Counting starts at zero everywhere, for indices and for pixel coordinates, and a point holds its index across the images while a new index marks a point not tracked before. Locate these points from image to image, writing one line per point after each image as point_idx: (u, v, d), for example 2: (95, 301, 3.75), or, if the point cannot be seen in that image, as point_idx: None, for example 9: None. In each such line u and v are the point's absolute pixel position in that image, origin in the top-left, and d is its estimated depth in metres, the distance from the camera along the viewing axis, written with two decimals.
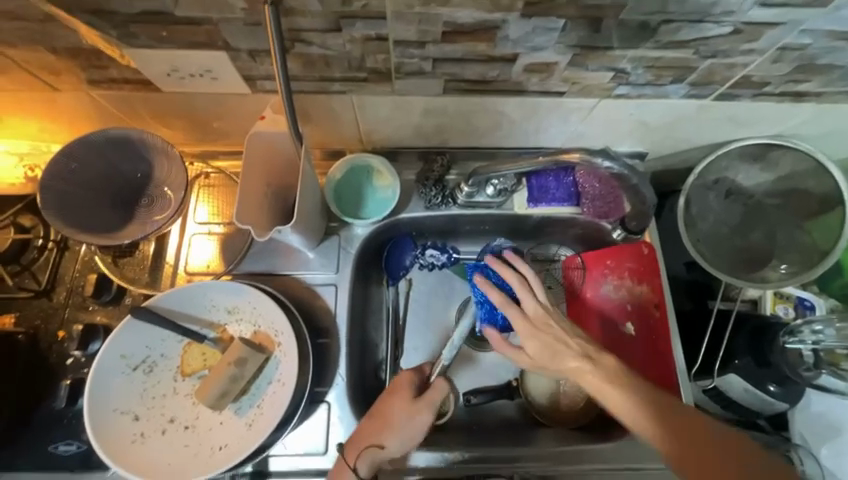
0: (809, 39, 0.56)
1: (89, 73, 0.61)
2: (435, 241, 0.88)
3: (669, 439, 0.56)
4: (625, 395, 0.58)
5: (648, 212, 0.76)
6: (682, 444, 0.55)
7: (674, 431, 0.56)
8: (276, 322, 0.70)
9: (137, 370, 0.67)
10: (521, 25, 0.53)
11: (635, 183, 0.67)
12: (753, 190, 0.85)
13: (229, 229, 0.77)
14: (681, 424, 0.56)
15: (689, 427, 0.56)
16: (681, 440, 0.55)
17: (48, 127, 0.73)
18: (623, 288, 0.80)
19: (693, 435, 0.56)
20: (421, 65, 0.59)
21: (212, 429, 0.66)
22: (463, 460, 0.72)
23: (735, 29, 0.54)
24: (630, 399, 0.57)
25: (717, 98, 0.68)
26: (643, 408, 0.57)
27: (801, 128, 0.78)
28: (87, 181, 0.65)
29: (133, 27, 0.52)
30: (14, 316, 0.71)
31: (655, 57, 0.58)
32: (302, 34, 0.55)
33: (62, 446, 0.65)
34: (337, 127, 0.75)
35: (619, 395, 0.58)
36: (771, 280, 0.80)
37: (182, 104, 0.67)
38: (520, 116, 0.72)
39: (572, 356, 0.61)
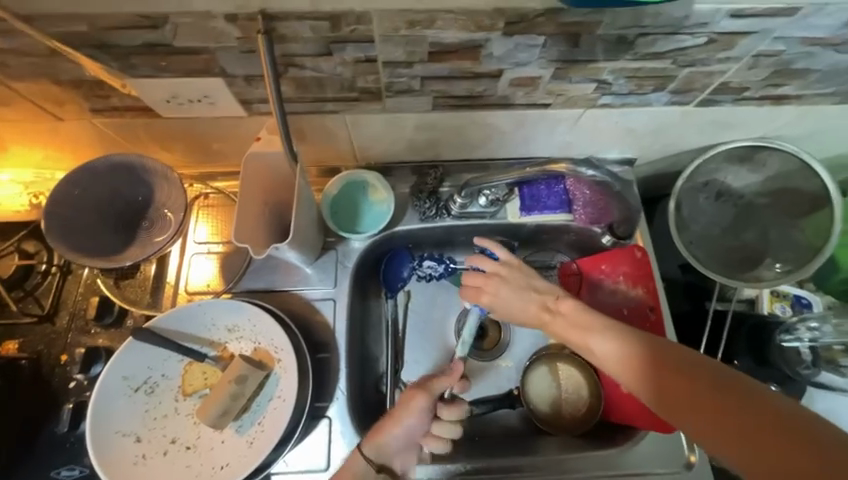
0: (782, 46, 0.58)
1: (91, 103, 0.63)
2: (432, 253, 0.89)
3: (660, 380, 0.55)
4: (613, 345, 0.59)
5: (634, 216, 0.82)
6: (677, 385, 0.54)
7: (665, 373, 0.55)
8: (276, 338, 0.71)
9: (138, 391, 0.67)
10: (503, 42, 0.55)
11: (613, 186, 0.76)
12: (744, 191, 0.87)
13: (227, 248, 0.79)
14: (670, 364, 0.55)
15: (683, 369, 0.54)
16: (671, 381, 0.54)
17: (51, 155, 0.75)
18: (619, 293, 0.81)
19: (687, 375, 0.53)
20: (410, 84, 0.61)
21: (214, 448, 0.66)
22: (466, 471, 0.72)
23: (709, 40, 0.56)
24: (612, 346, 0.59)
25: (699, 104, 0.70)
26: (628, 352, 0.58)
27: (785, 130, 0.80)
28: (90, 206, 0.66)
29: (134, 59, 0.55)
30: (17, 341, 0.72)
31: (636, 68, 0.61)
32: (294, 59, 0.57)
33: (64, 471, 0.65)
34: (332, 145, 0.77)
35: (606, 345, 0.60)
36: (766, 279, 0.81)
37: (181, 128, 0.69)
38: (509, 128, 0.74)
39: (530, 305, 0.68)
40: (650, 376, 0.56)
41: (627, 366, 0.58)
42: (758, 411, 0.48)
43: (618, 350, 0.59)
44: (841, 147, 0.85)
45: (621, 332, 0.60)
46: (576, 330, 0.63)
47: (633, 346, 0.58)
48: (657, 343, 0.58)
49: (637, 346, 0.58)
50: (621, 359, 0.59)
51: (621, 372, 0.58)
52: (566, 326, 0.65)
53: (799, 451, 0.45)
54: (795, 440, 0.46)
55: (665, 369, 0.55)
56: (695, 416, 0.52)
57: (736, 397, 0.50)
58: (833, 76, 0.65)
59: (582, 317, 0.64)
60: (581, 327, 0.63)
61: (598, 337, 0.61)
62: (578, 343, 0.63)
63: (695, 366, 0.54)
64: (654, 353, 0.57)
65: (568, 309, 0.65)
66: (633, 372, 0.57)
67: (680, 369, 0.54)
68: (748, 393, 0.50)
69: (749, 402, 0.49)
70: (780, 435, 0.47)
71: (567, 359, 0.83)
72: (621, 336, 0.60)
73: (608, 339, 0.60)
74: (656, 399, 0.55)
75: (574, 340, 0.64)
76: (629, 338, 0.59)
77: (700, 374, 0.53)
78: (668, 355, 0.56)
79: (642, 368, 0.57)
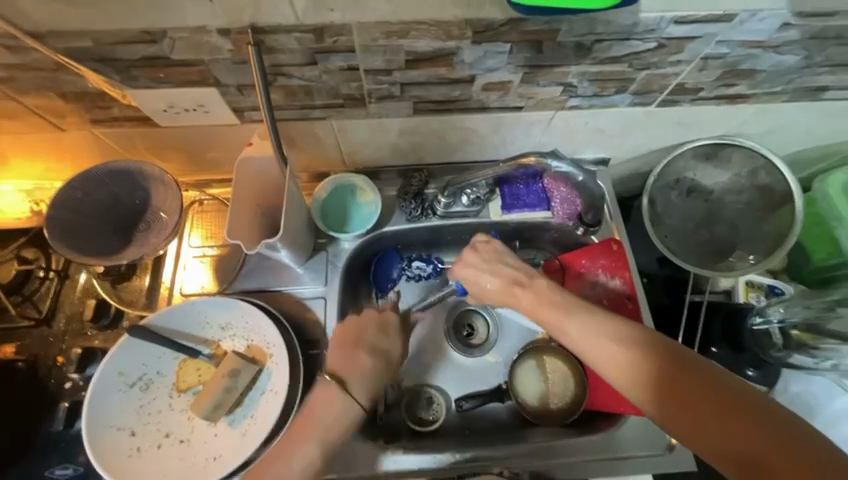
0: (726, 49, 0.64)
1: (92, 114, 0.68)
2: (420, 253, 0.93)
3: (635, 366, 0.55)
4: (581, 327, 0.60)
5: (599, 204, 0.85)
6: (651, 371, 0.54)
7: (641, 359, 0.55)
8: (268, 334, 0.73)
9: (133, 387, 0.69)
10: (473, 50, 0.61)
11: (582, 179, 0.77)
12: (713, 187, 0.91)
13: (221, 251, 0.82)
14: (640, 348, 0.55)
15: (656, 354, 0.54)
16: (637, 364, 0.55)
17: (51, 166, 0.79)
18: (599, 285, 0.84)
19: (659, 363, 0.54)
20: (390, 90, 0.67)
21: (206, 442, 0.68)
22: (457, 461, 0.73)
23: (659, 44, 0.62)
24: (588, 331, 0.59)
25: (660, 105, 0.76)
26: (604, 337, 0.58)
27: (745, 128, 0.86)
28: (90, 209, 0.70)
29: (134, 71, 0.60)
30: (16, 344, 0.74)
31: (597, 71, 0.66)
32: (283, 68, 0.62)
33: (58, 470, 0.67)
34: (321, 151, 0.81)
35: (582, 331, 0.60)
36: (739, 268, 0.86)
37: (177, 137, 0.73)
38: (486, 131, 0.79)
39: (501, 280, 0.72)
40: (627, 363, 0.55)
41: (603, 352, 0.57)
42: (716, 394, 0.50)
43: (587, 331, 0.59)
44: (799, 143, 0.91)
45: (595, 317, 0.61)
46: (545, 308, 0.65)
47: (610, 330, 0.58)
48: (619, 321, 0.59)
49: (606, 328, 0.59)
50: (589, 340, 0.59)
51: (594, 356, 0.58)
52: (535, 302, 0.67)
53: (756, 432, 0.47)
54: (752, 423, 0.48)
55: (631, 348, 0.56)
56: (663, 401, 0.52)
57: (705, 384, 0.51)
58: (779, 75, 0.71)
59: (552, 295, 0.66)
60: (556, 310, 0.64)
61: (574, 321, 0.61)
62: (553, 325, 0.64)
63: (667, 351, 0.54)
64: (631, 338, 0.56)
65: (540, 286, 0.68)
66: (608, 358, 0.56)
67: (653, 355, 0.54)
68: (715, 379, 0.51)
69: (715, 388, 0.50)
70: (741, 418, 0.48)
71: (552, 351, 0.86)
72: (598, 322, 0.60)
73: (583, 322, 0.60)
74: (629, 385, 0.55)
75: (548, 323, 0.64)
76: (603, 322, 0.59)
77: (669, 358, 0.54)
78: (643, 341, 0.56)
79: (619, 353, 0.56)
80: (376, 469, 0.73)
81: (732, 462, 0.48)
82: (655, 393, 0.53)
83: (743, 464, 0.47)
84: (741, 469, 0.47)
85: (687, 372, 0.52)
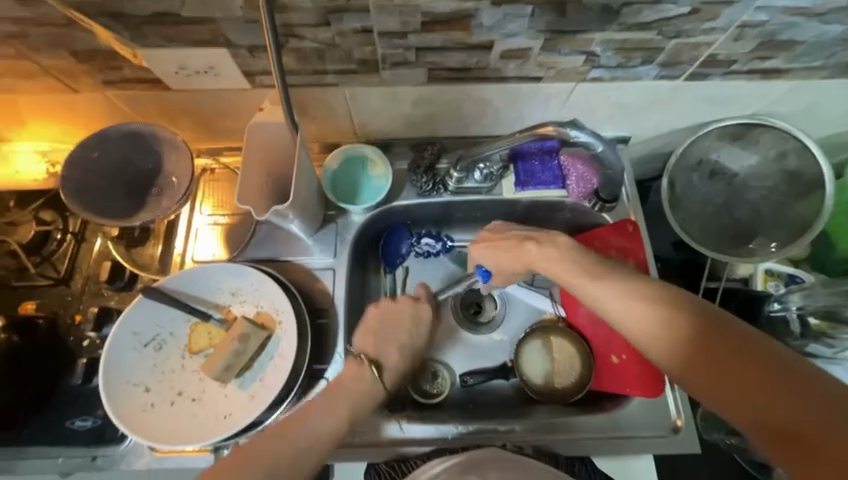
0: (765, 16, 0.60)
1: (104, 74, 0.67)
2: (430, 230, 0.91)
3: (669, 330, 0.52)
4: (601, 287, 0.59)
5: (618, 178, 0.78)
6: (682, 336, 0.51)
7: (674, 324, 0.52)
8: (277, 301, 0.74)
9: (147, 347, 0.72)
10: (493, 12, 0.59)
11: (601, 151, 0.72)
12: (739, 170, 0.85)
13: (232, 220, 0.82)
14: (663, 308, 0.53)
15: (690, 319, 0.51)
16: (658, 325, 0.53)
17: (67, 129, 0.80)
18: (611, 267, 0.81)
19: (683, 324, 0.52)
20: (405, 55, 0.65)
21: (217, 401, 0.70)
22: (459, 433, 0.74)
23: (692, 9, 0.59)
24: (618, 292, 0.57)
25: (688, 78, 0.72)
26: (636, 301, 0.55)
27: (777, 107, 0.81)
28: (103, 171, 0.71)
29: (145, 28, 0.59)
30: (36, 302, 0.76)
31: (622, 39, 0.63)
32: (295, 29, 0.60)
33: (78, 421, 0.70)
34: (332, 120, 0.79)
35: (611, 296, 0.57)
36: (758, 254, 0.81)
37: (190, 102, 0.73)
38: (502, 103, 0.76)
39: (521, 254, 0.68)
40: (662, 327, 0.52)
41: (635, 315, 0.54)
42: (747, 359, 0.47)
43: (606, 289, 0.58)
44: (833, 126, 0.86)
45: (627, 281, 0.57)
46: (566, 269, 0.63)
47: (641, 293, 0.55)
48: (642, 283, 0.57)
49: (628, 287, 0.57)
50: (610, 299, 0.57)
51: (624, 320, 0.55)
52: (554, 276, 0.64)
53: (797, 403, 0.44)
54: (795, 389, 0.44)
55: (654, 309, 0.53)
56: (694, 367, 0.50)
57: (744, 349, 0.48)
58: (819, 48, 0.66)
59: (571, 259, 0.64)
60: (582, 273, 0.61)
61: (603, 284, 0.58)
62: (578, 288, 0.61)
63: (701, 319, 0.51)
64: (665, 302, 0.53)
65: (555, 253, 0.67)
66: (640, 321, 0.54)
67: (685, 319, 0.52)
68: (755, 345, 0.48)
69: (755, 357, 0.47)
70: (783, 391, 0.45)
71: (559, 331, 0.84)
72: (628, 287, 0.57)
73: (612, 288, 0.58)
74: (660, 349, 0.53)
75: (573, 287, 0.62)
76: (635, 285, 0.56)
77: (695, 320, 0.51)
78: (667, 301, 0.54)
79: (651, 319, 0.53)
80: (379, 436, 0.74)
81: (767, 432, 0.45)
82: (685, 357, 0.51)
83: (781, 434, 0.44)
84: (778, 441, 0.44)
85: (726, 339, 0.49)
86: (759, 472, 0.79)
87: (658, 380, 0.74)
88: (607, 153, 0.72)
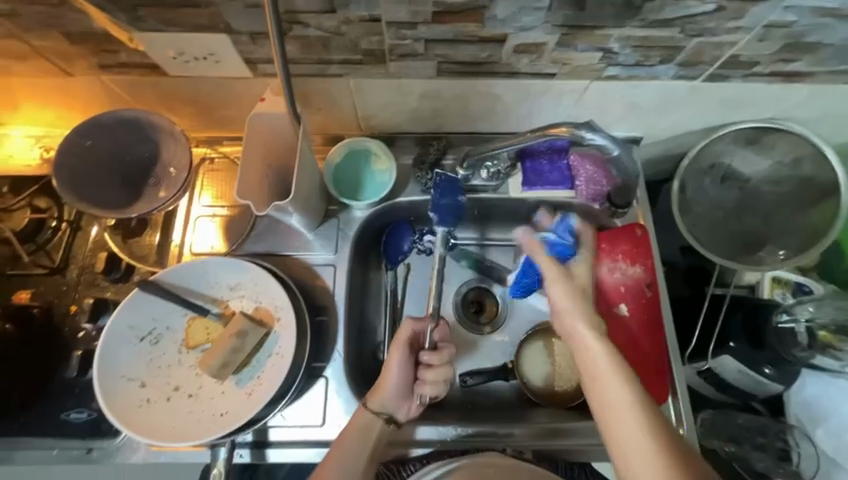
0: (793, 16, 0.57)
1: (100, 58, 0.65)
2: (433, 227, 0.88)
3: (638, 422, 0.57)
4: (598, 360, 0.61)
5: (631, 185, 0.77)
6: (645, 427, 0.56)
7: (643, 417, 0.57)
8: (276, 297, 0.73)
9: (144, 341, 0.70)
10: (508, 4, 0.56)
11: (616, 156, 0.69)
12: (752, 175, 0.83)
13: (232, 211, 0.80)
14: (635, 396, 0.59)
15: (654, 417, 0.57)
16: (626, 409, 0.58)
17: (61, 113, 0.77)
18: (617, 271, 0.78)
19: (649, 417, 0.57)
20: (414, 46, 0.62)
21: (214, 397, 0.69)
22: (459, 435, 0.74)
23: (718, 7, 0.56)
24: (610, 374, 0.60)
25: (707, 79, 0.69)
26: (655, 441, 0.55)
27: (795, 112, 0.78)
28: (97, 159, 0.69)
29: (141, 11, 0.56)
30: (30, 290, 0.75)
31: (642, 36, 0.60)
32: (299, 16, 0.58)
33: (73, 414, 0.69)
34: (336, 111, 0.77)
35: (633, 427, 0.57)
36: (768, 262, 0.79)
37: (189, 89, 0.70)
38: (513, 99, 0.73)
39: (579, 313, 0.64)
40: (632, 419, 0.57)
41: (615, 398, 0.59)
42: (680, 461, 0.54)
43: (602, 364, 0.61)
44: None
45: (651, 412, 0.57)
46: (577, 336, 0.64)
47: (632, 383, 0.59)
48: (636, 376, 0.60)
49: (619, 372, 0.60)
50: (598, 373, 0.61)
51: (640, 457, 0.55)
52: (577, 325, 0.64)
53: None
54: None
55: (635, 397, 0.58)
56: (641, 451, 0.55)
57: (688, 460, 0.55)
58: (846, 51, 0.64)
59: (588, 328, 0.63)
60: (611, 392, 0.59)
61: (632, 412, 0.57)
62: (600, 407, 0.60)
63: (661, 424, 0.57)
64: (645, 404, 0.58)
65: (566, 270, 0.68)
66: (617, 404, 0.58)
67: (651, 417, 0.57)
68: (689, 456, 0.55)
69: (686, 464, 0.54)
70: None
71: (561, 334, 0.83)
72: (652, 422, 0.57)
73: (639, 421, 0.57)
74: (623, 438, 0.57)
75: (597, 404, 0.60)
76: (626, 372, 0.60)
77: (657, 418, 0.57)
78: (642, 397, 0.58)
79: (664, 462, 0.54)
80: None
81: None
82: (638, 442, 0.56)
83: None
84: None
85: (675, 447, 0.55)
86: None
87: (660, 388, 0.74)
88: (623, 156, 0.69)
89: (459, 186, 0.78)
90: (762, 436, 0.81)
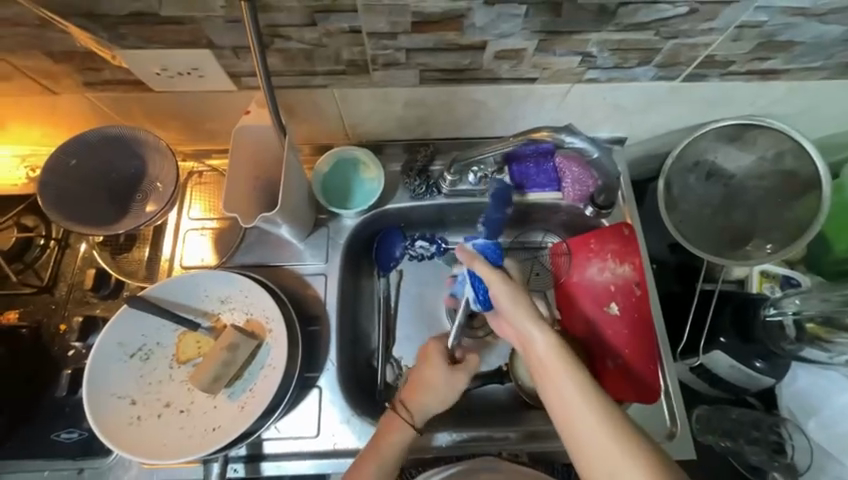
0: (764, 16, 0.59)
1: (83, 76, 0.65)
2: (424, 233, 0.89)
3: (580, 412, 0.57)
4: (541, 352, 0.61)
5: (615, 185, 0.79)
6: (588, 416, 0.56)
7: (586, 406, 0.57)
8: (267, 309, 0.73)
9: (134, 357, 0.70)
10: (486, 12, 0.57)
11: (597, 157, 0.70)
12: (735, 171, 0.84)
13: (221, 224, 0.80)
14: (577, 385, 0.58)
15: (597, 406, 0.57)
16: (568, 398, 0.58)
17: (47, 132, 0.77)
18: (606, 271, 0.79)
19: (592, 407, 0.57)
20: (395, 56, 0.63)
21: (206, 412, 0.69)
22: (456, 440, 0.74)
23: (690, 9, 0.57)
24: (553, 365, 0.60)
25: (686, 79, 0.70)
26: (621, 445, 0.54)
27: (773, 108, 0.79)
28: (83, 176, 0.69)
29: (123, 28, 0.56)
30: (18, 310, 0.74)
31: (619, 40, 0.62)
32: (280, 30, 0.58)
33: (64, 434, 0.68)
34: (322, 121, 0.77)
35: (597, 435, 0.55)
36: (755, 257, 0.80)
37: (174, 104, 0.70)
38: (497, 104, 0.74)
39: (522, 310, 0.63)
40: (575, 408, 0.57)
41: (558, 391, 0.59)
42: (622, 448, 0.54)
43: (545, 355, 0.61)
44: (831, 126, 0.85)
45: (607, 404, 0.57)
46: (519, 330, 0.64)
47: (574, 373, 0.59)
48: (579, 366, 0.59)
49: (561, 362, 0.60)
50: (542, 365, 0.61)
51: (600, 450, 0.55)
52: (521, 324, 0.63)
53: None
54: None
55: (577, 387, 0.58)
56: (584, 440, 0.56)
57: (631, 446, 0.54)
58: (818, 48, 0.65)
59: (529, 322, 0.63)
60: (569, 398, 0.58)
61: (587, 408, 0.57)
62: (562, 417, 0.58)
63: (606, 412, 0.56)
64: (588, 394, 0.57)
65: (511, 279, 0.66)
66: (561, 395, 0.58)
67: (594, 405, 0.57)
68: (634, 441, 0.54)
69: (629, 450, 0.54)
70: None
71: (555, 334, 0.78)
72: (615, 426, 0.55)
73: (604, 429, 0.55)
74: (568, 426, 0.58)
75: (559, 414, 0.58)
76: (568, 364, 0.60)
77: (600, 407, 0.57)
78: (585, 385, 0.58)
79: (623, 450, 0.54)
80: None
81: None
82: (580, 430, 0.56)
83: None
84: None
85: (619, 433, 0.55)
86: (751, 473, 0.82)
87: (654, 386, 0.74)
88: (603, 159, 0.71)
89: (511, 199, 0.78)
90: (755, 429, 0.81)
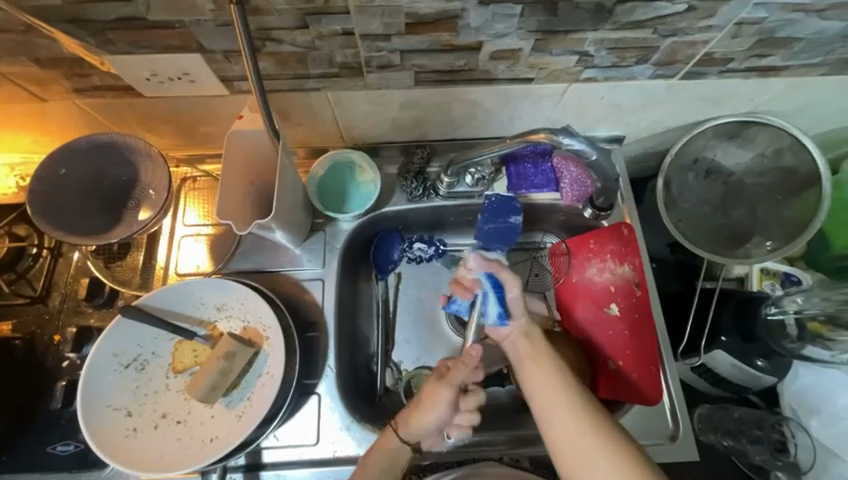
0: (763, 13, 0.58)
1: (72, 82, 0.64)
2: (422, 235, 0.88)
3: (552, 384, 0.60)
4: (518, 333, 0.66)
5: (614, 187, 0.76)
6: (559, 389, 0.59)
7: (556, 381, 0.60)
8: (263, 316, 0.72)
9: (129, 368, 0.69)
10: (481, 13, 0.56)
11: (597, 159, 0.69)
12: (734, 169, 0.83)
13: (217, 230, 0.79)
14: (551, 362, 0.62)
15: (567, 382, 0.60)
16: (541, 373, 0.61)
17: (37, 139, 0.76)
18: (606, 271, 0.79)
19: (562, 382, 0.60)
20: (389, 57, 0.62)
21: (204, 422, 0.68)
22: (459, 445, 0.73)
23: (689, 7, 0.56)
24: (529, 344, 0.64)
25: (684, 77, 0.70)
26: (587, 420, 0.56)
27: (772, 105, 0.79)
28: (74, 185, 0.68)
29: (110, 34, 0.55)
30: (11, 322, 0.73)
31: (616, 38, 0.61)
32: (272, 33, 0.57)
33: (60, 446, 0.68)
34: (317, 124, 0.76)
35: (577, 435, 0.55)
36: (755, 255, 0.79)
37: (166, 109, 0.69)
38: (493, 105, 0.73)
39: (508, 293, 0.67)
40: (547, 382, 0.60)
41: (533, 366, 0.62)
42: (588, 420, 0.56)
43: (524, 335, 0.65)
44: (831, 122, 0.84)
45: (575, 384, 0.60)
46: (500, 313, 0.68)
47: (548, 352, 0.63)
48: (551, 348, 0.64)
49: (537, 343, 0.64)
50: (518, 345, 0.65)
51: (565, 424, 0.56)
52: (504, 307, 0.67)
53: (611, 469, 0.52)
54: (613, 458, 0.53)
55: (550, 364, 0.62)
56: (552, 411, 0.58)
57: (596, 420, 0.56)
58: (818, 44, 0.64)
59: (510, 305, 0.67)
60: (542, 373, 0.61)
61: (558, 384, 0.60)
62: (535, 393, 0.60)
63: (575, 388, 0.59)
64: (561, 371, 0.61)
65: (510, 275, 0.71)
66: (534, 370, 0.62)
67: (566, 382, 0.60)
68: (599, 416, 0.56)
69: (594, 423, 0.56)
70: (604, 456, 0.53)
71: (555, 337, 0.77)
72: (585, 407, 0.57)
73: (576, 416, 0.56)
74: (538, 399, 0.60)
75: (531, 390, 0.61)
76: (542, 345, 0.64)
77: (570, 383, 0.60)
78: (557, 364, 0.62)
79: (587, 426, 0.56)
80: None
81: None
82: (550, 402, 0.59)
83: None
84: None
85: (586, 407, 0.57)
86: None
87: (656, 387, 0.73)
88: (602, 160, 0.70)
89: (513, 207, 0.78)
90: (759, 428, 0.80)
